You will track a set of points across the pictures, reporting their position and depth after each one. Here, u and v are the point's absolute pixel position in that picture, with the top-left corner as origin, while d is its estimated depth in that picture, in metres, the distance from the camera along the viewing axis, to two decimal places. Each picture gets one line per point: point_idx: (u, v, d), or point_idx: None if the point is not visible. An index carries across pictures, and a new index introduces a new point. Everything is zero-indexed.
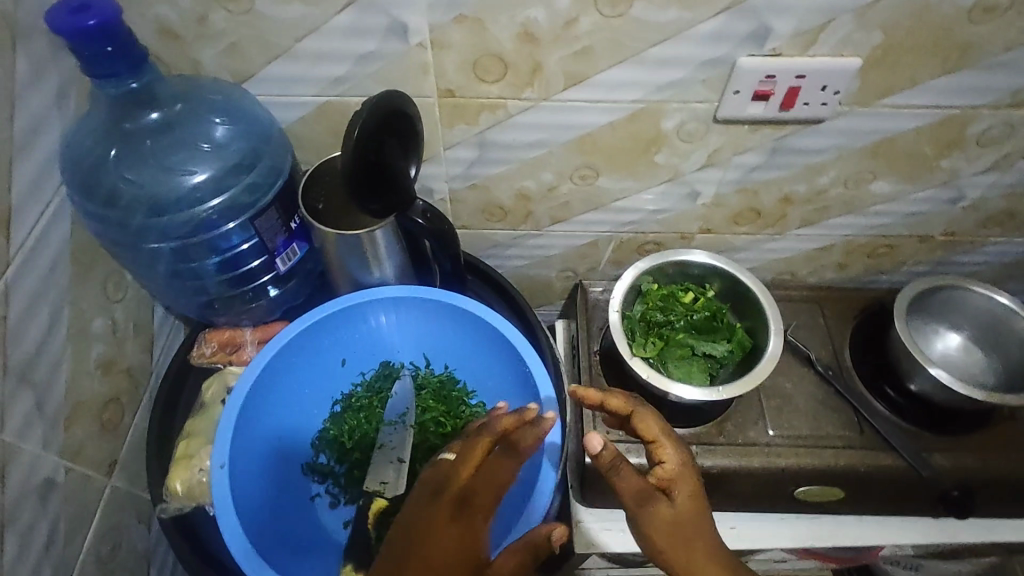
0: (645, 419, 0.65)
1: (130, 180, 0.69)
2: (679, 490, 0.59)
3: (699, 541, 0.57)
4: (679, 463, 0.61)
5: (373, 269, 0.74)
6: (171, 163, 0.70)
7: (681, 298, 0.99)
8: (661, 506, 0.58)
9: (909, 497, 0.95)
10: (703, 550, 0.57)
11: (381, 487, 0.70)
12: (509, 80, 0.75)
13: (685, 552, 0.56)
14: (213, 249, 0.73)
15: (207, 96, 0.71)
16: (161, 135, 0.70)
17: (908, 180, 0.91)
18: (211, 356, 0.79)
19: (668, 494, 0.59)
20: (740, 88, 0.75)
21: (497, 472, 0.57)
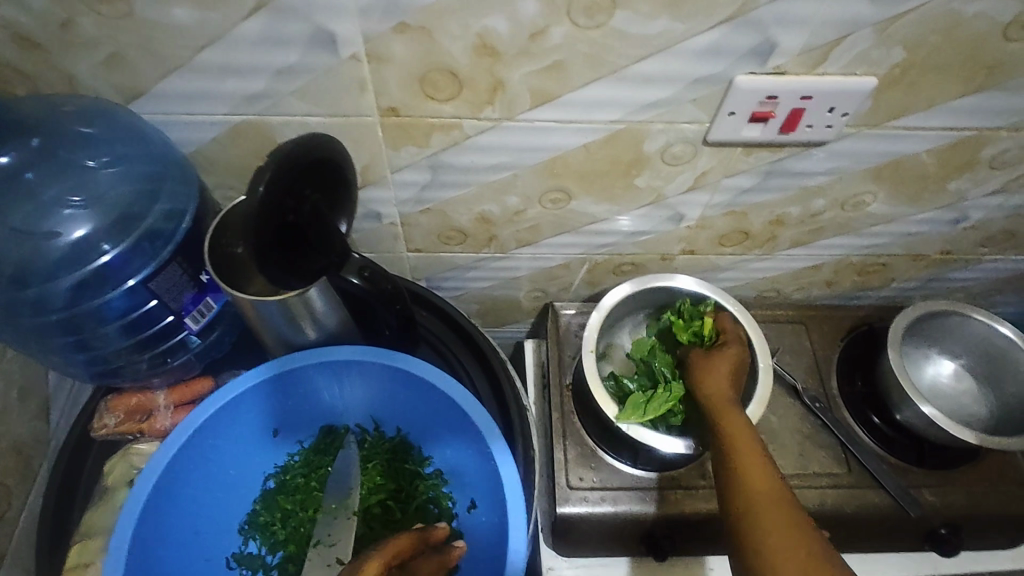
0: (725, 320, 0.83)
1: None
2: (726, 354, 0.76)
3: (721, 371, 0.74)
4: (738, 342, 0.79)
5: (306, 328, 0.62)
6: (32, 222, 0.58)
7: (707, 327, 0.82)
8: (702, 351, 0.78)
9: (893, 535, 0.90)
10: (718, 381, 0.73)
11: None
12: (465, 97, 0.62)
13: (704, 372, 0.75)
14: (103, 319, 0.61)
15: (77, 129, 0.59)
16: (15, 191, 0.58)
17: (911, 202, 0.82)
18: (117, 427, 0.66)
19: (719, 351, 0.77)
20: (736, 109, 0.64)
21: None
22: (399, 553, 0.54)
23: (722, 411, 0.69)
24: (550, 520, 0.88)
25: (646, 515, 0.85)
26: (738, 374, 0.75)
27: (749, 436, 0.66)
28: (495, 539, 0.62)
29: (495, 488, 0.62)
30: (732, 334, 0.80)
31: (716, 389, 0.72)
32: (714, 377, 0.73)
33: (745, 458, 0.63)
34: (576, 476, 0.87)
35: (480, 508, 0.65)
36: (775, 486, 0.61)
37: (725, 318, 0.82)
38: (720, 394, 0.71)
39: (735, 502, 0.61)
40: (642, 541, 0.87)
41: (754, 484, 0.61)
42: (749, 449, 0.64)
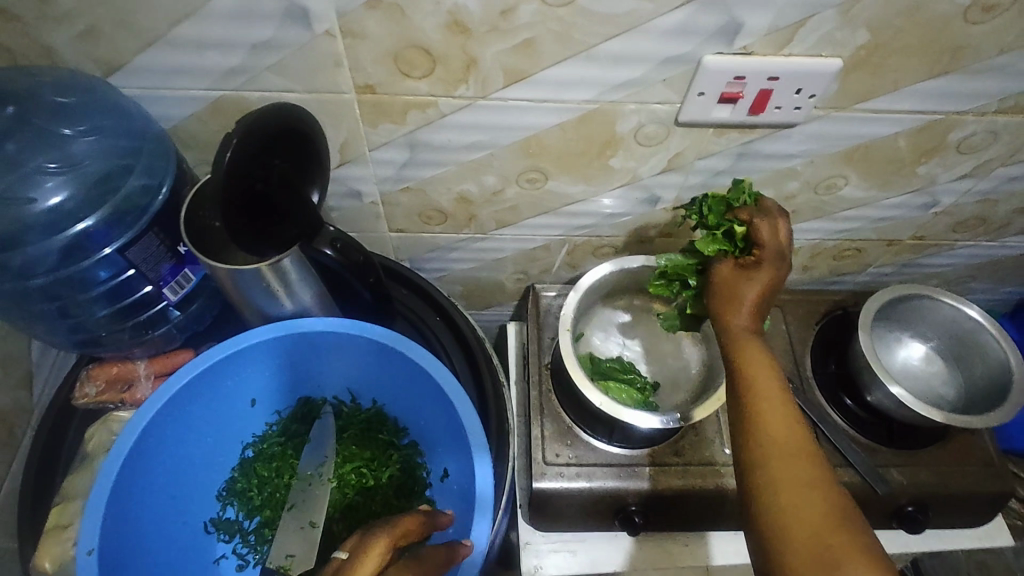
0: (773, 224, 0.64)
1: None
2: (758, 269, 0.62)
3: (748, 297, 0.61)
4: (776, 256, 0.62)
5: (283, 300, 0.64)
6: (9, 187, 0.59)
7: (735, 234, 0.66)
8: (727, 266, 0.64)
9: (862, 512, 0.92)
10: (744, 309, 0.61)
11: (286, 562, 0.63)
12: (439, 75, 0.64)
13: (727, 298, 0.63)
14: (85, 284, 0.62)
15: (53, 99, 0.60)
16: None
17: (882, 185, 0.84)
18: (98, 397, 0.68)
19: (747, 267, 0.63)
20: (705, 90, 0.66)
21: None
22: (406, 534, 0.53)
23: (744, 352, 0.59)
24: (527, 495, 0.90)
25: (619, 489, 0.87)
26: (770, 294, 0.62)
27: (773, 383, 0.56)
28: (463, 507, 0.64)
29: (464, 455, 0.64)
30: (769, 248, 0.62)
31: (740, 322, 0.61)
32: (739, 306, 0.61)
33: (763, 410, 0.55)
34: (552, 452, 0.89)
35: (451, 477, 0.67)
36: (796, 443, 0.53)
37: (767, 223, 0.64)
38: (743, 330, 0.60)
39: (751, 461, 0.54)
40: (616, 516, 0.89)
41: (774, 443, 0.53)
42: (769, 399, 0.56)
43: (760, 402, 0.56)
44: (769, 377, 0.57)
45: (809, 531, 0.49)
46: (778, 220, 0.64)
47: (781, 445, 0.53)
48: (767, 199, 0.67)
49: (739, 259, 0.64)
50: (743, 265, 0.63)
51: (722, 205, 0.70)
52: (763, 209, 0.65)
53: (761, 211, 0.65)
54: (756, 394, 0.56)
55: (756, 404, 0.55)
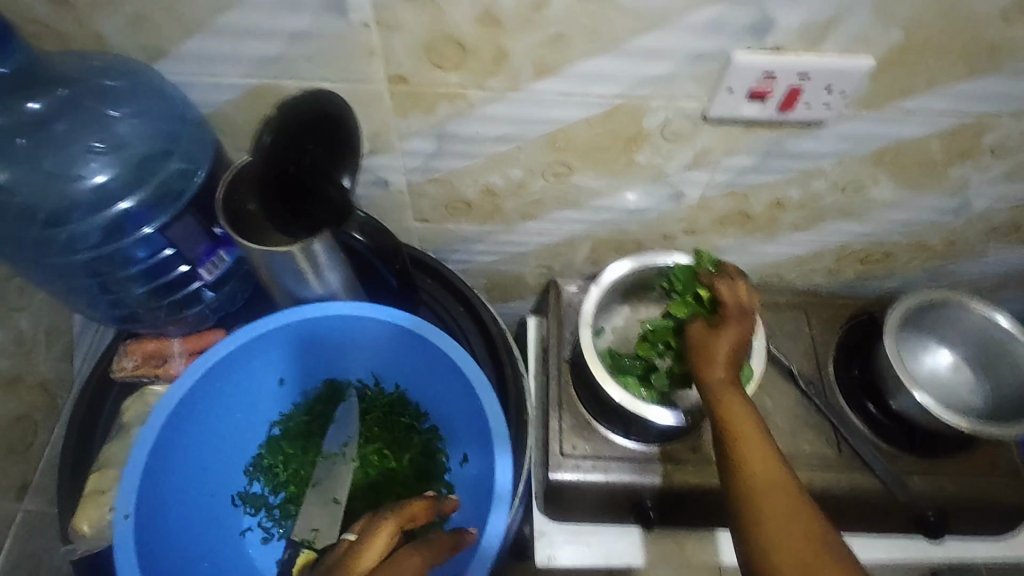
0: (733, 285, 0.66)
1: (10, 184, 0.61)
2: (727, 325, 0.63)
3: (721, 354, 0.62)
4: (739, 315, 0.64)
5: (312, 282, 0.65)
6: (59, 165, 0.62)
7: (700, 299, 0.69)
8: (698, 328, 0.65)
9: (882, 517, 0.92)
10: (718, 363, 0.62)
11: (311, 535, 0.66)
12: (470, 68, 0.65)
13: (702, 357, 0.64)
14: (126, 259, 0.65)
15: (98, 80, 0.62)
16: (43, 133, 0.62)
17: (913, 187, 0.83)
18: (134, 370, 0.71)
19: (716, 326, 0.64)
20: (735, 86, 0.66)
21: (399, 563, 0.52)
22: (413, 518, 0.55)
23: (722, 402, 0.61)
24: (543, 486, 0.91)
25: (636, 484, 0.87)
26: (742, 346, 0.63)
27: (755, 431, 0.59)
28: (483, 490, 0.65)
29: (484, 439, 0.65)
30: (731, 307, 0.64)
31: (717, 377, 0.62)
32: (715, 360, 0.62)
33: (746, 454, 0.58)
34: (569, 444, 0.90)
35: (471, 461, 0.68)
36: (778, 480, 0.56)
37: (729, 285, 0.65)
38: (722, 381, 0.62)
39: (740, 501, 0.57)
40: (631, 509, 0.90)
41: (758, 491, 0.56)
42: (750, 439, 0.58)
43: (743, 451, 0.58)
44: (747, 422, 0.59)
45: (797, 572, 0.52)
46: (739, 280, 0.66)
47: (765, 483, 0.56)
48: (729, 265, 0.70)
49: (707, 319, 0.66)
50: (712, 325, 0.65)
51: (689, 273, 0.74)
52: (723, 272, 0.67)
53: (724, 273, 0.67)
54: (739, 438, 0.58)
55: (741, 447, 0.58)
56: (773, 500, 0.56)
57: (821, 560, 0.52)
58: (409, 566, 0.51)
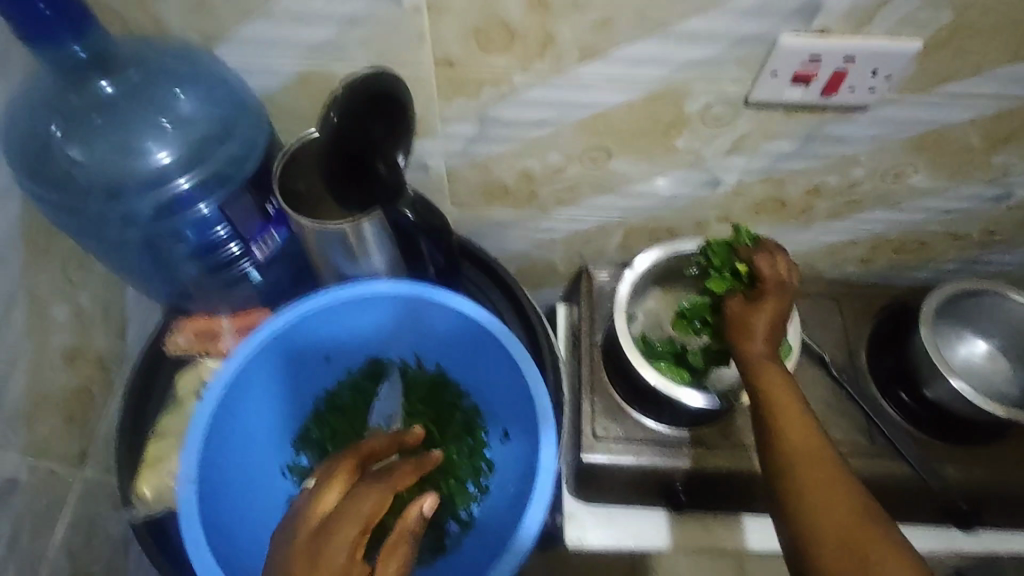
0: (773, 259, 0.67)
1: (81, 160, 0.62)
2: (766, 299, 0.65)
3: (758, 325, 0.64)
4: (778, 287, 0.65)
5: (360, 261, 0.68)
6: (129, 144, 0.64)
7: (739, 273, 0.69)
8: (737, 300, 0.67)
9: (915, 505, 0.92)
10: (757, 336, 0.64)
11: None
12: (516, 51, 0.66)
13: (739, 328, 0.65)
14: (184, 236, 0.67)
15: (167, 62, 0.64)
16: (113, 112, 0.63)
17: (953, 174, 0.82)
18: (187, 347, 0.73)
19: (755, 298, 0.66)
20: (779, 70, 0.66)
21: (361, 500, 0.50)
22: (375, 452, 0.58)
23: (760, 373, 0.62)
24: (576, 468, 0.93)
25: (669, 467, 0.89)
26: (781, 321, 0.65)
27: (794, 403, 0.60)
28: (524, 466, 0.67)
29: (527, 415, 0.67)
30: (770, 280, 0.66)
31: (755, 348, 0.63)
32: (754, 332, 0.64)
33: (786, 424, 0.58)
34: (602, 428, 0.91)
35: (513, 437, 0.70)
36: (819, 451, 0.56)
37: (768, 258, 0.67)
38: (759, 352, 0.63)
39: (778, 472, 0.57)
40: (662, 493, 0.91)
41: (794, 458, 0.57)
42: (789, 409, 0.59)
43: (782, 423, 0.59)
44: (786, 394, 0.60)
45: (839, 545, 0.51)
46: (778, 255, 0.67)
47: (805, 453, 0.56)
48: (765, 239, 0.71)
49: (746, 292, 0.67)
50: (750, 299, 0.66)
51: (725, 249, 0.73)
52: (763, 246, 0.69)
53: (761, 248, 0.68)
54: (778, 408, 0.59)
55: (778, 418, 0.59)
56: (813, 470, 0.55)
57: (861, 528, 0.52)
58: (368, 499, 0.50)
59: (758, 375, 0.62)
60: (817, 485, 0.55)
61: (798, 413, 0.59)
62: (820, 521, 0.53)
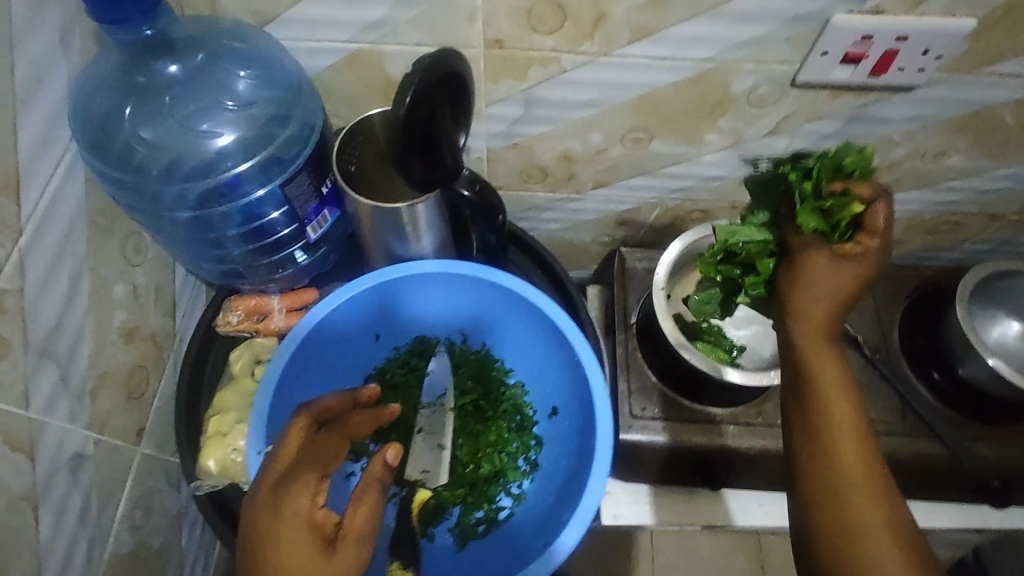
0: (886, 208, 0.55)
1: (151, 141, 0.66)
2: (855, 261, 0.54)
3: (834, 298, 0.54)
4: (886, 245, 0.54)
5: (410, 242, 0.69)
6: (194, 125, 0.67)
7: (837, 217, 0.56)
8: (825, 257, 0.55)
9: (946, 483, 0.94)
10: (826, 316, 0.55)
11: (422, 476, 0.69)
12: (567, 31, 0.66)
13: (810, 295, 0.55)
14: (241, 217, 0.69)
15: (230, 44, 0.65)
16: (181, 94, 0.66)
17: (994, 154, 0.82)
18: (238, 325, 0.75)
19: (851, 256, 0.54)
20: (829, 50, 0.66)
21: (323, 447, 0.55)
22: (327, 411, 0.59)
23: (824, 373, 0.55)
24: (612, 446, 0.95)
25: (704, 445, 0.90)
26: (860, 290, 0.55)
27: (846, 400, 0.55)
28: (579, 441, 0.68)
29: (580, 392, 0.69)
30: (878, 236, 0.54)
31: (818, 330, 0.55)
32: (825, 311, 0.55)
33: (836, 423, 0.54)
34: (638, 406, 0.92)
35: (562, 414, 0.72)
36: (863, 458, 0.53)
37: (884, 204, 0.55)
38: (821, 334, 0.55)
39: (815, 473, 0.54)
40: (697, 471, 0.93)
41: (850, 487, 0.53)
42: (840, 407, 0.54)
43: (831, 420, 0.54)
44: (847, 404, 0.54)
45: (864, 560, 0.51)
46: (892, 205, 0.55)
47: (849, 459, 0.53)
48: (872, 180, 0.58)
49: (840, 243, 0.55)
50: (844, 254, 0.54)
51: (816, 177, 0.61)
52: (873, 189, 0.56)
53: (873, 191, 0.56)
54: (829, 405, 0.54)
55: (828, 416, 0.54)
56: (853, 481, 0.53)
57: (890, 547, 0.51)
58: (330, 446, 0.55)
59: (815, 364, 0.55)
60: (854, 495, 0.52)
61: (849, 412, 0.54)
62: (850, 534, 0.52)
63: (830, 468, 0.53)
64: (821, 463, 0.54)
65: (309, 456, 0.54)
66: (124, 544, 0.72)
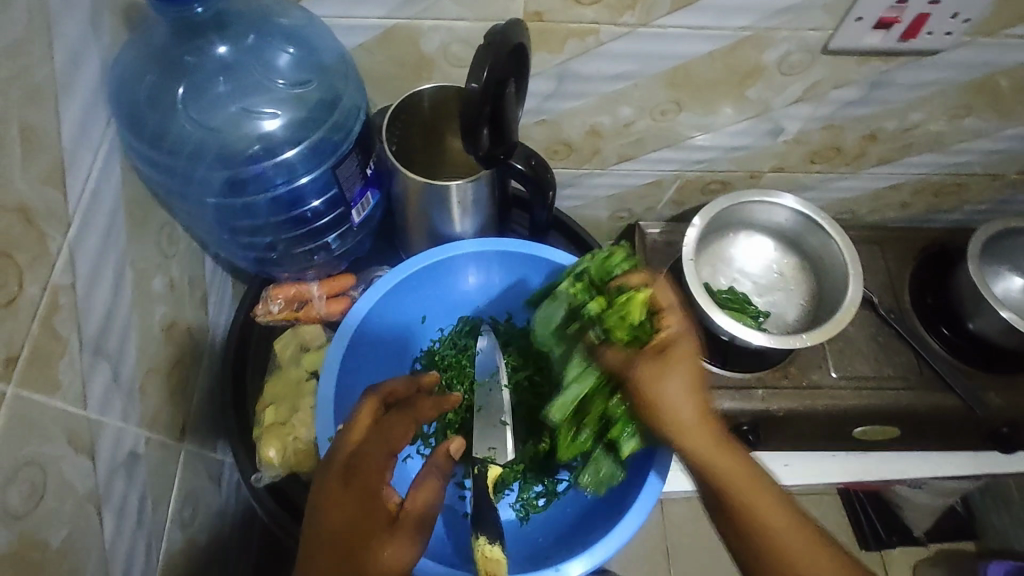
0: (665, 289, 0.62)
1: (194, 123, 0.64)
2: (678, 356, 0.57)
3: (678, 391, 0.56)
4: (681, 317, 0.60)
5: (454, 220, 0.70)
6: (240, 107, 0.65)
7: (637, 314, 0.60)
8: (647, 365, 0.57)
9: (958, 432, 0.98)
10: (693, 415, 0.56)
11: (491, 454, 0.65)
12: (608, 2, 0.66)
13: (659, 400, 0.56)
14: (282, 203, 0.68)
15: (276, 20, 0.64)
16: (228, 74, 0.64)
17: (1003, 116, 0.86)
18: (278, 314, 0.75)
19: (664, 352, 0.57)
20: (863, 15, 0.68)
21: (389, 430, 0.53)
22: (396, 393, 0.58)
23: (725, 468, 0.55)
24: None
25: (735, 410, 0.93)
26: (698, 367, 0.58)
27: (743, 467, 0.56)
28: None
29: None
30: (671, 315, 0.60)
31: (681, 426, 0.56)
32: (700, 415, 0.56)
33: (745, 495, 0.55)
34: None
35: None
36: (781, 514, 0.55)
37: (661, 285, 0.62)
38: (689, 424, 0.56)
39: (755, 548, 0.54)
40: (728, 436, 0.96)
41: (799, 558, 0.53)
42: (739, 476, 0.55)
43: (739, 495, 0.55)
44: (744, 473, 0.55)
45: None
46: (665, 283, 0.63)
47: (775, 522, 0.54)
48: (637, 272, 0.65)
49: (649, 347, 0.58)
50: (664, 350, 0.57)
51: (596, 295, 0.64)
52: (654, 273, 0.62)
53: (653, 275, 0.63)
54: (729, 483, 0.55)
55: (734, 493, 0.55)
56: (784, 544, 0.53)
57: None
58: (394, 431, 0.53)
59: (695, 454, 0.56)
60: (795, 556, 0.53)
61: (750, 475, 0.56)
62: None
63: (775, 546, 0.54)
64: (754, 537, 0.54)
65: (375, 440, 0.52)
66: (175, 543, 0.70)
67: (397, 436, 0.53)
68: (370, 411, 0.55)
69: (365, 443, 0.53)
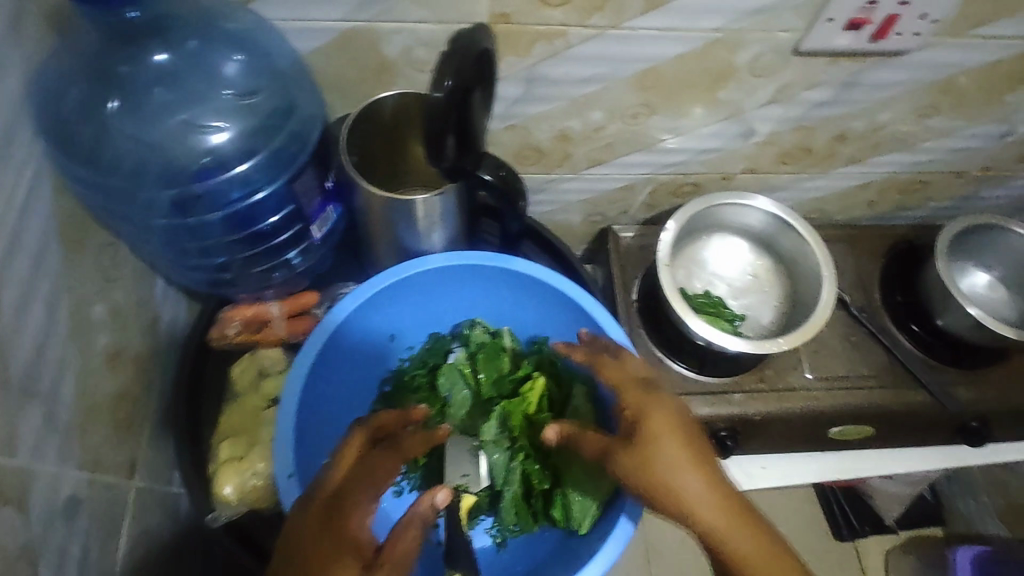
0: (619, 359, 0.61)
1: (133, 138, 0.58)
2: (655, 424, 0.55)
3: (664, 459, 0.53)
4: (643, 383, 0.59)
5: (421, 233, 0.67)
6: (184, 119, 0.60)
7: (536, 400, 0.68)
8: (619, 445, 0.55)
9: (929, 427, 0.99)
10: (686, 476, 0.53)
11: (464, 481, 0.67)
12: (576, 3, 0.63)
13: (646, 475, 0.53)
14: (235, 220, 0.64)
15: (222, 23, 0.59)
16: (169, 83, 0.59)
17: (968, 115, 0.86)
18: (237, 337, 0.70)
19: (637, 423, 0.55)
20: (835, 16, 0.67)
21: (375, 468, 0.49)
22: (385, 427, 0.53)
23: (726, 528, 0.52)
24: None
25: (712, 415, 0.92)
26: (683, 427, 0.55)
27: (744, 522, 0.52)
28: None
29: None
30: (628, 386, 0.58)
31: (676, 496, 0.53)
32: (697, 485, 0.53)
33: (749, 553, 0.51)
34: None
35: None
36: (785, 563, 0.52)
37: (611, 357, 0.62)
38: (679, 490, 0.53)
39: None
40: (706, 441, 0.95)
41: None
42: (738, 533, 0.52)
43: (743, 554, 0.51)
44: (744, 529, 0.52)
45: None
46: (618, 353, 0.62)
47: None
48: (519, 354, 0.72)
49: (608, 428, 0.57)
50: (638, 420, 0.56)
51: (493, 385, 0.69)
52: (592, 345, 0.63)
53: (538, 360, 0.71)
54: (729, 544, 0.52)
55: (737, 552, 0.51)
56: None
57: None
58: (381, 469, 0.49)
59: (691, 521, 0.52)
60: None
61: (752, 529, 0.52)
62: None
63: None
64: None
65: (360, 477, 0.48)
66: None
67: (382, 477, 0.49)
68: (358, 445, 0.51)
69: (348, 480, 0.49)
